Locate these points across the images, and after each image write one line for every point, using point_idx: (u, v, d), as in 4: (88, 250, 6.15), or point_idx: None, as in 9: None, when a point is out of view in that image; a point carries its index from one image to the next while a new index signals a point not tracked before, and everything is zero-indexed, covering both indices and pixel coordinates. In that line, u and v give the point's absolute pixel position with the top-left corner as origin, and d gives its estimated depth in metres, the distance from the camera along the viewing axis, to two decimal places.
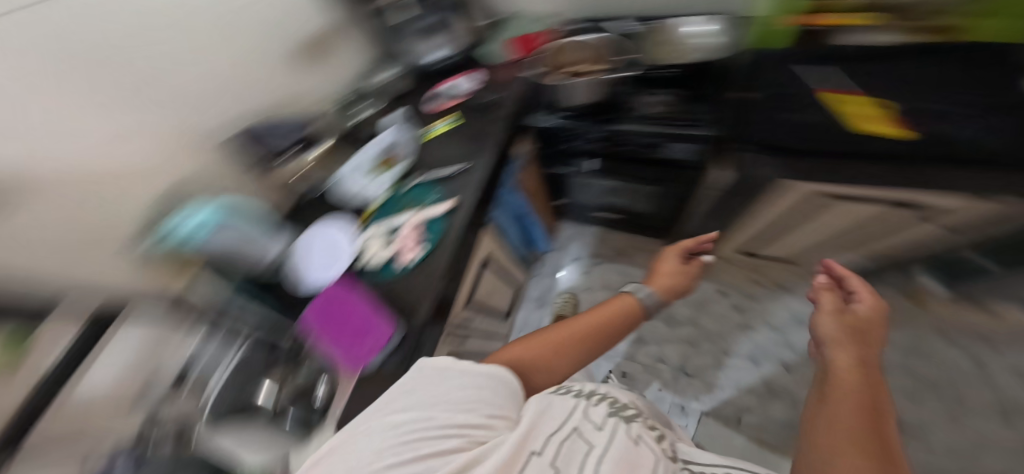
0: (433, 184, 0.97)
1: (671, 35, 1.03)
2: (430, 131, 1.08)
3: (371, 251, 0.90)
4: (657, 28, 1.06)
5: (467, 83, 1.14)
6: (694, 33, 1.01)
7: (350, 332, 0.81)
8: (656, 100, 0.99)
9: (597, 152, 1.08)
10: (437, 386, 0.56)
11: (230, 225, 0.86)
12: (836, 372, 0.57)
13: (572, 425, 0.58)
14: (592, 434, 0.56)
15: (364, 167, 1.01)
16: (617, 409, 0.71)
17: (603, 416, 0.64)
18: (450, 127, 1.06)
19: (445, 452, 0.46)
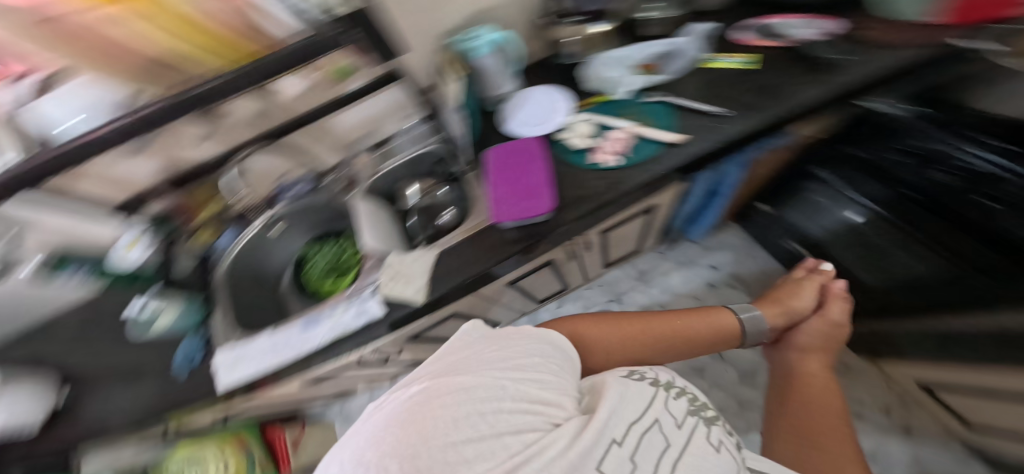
0: (675, 110, 0.85)
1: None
2: (725, 59, 0.89)
3: (575, 134, 0.87)
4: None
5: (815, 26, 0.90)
6: None
7: (515, 186, 0.81)
8: None
9: (954, 163, 0.84)
10: (488, 354, 0.55)
11: (501, 59, 0.94)
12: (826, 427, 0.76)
13: (650, 416, 0.52)
14: (665, 430, 0.51)
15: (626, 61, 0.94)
16: (692, 407, 0.62)
17: (678, 411, 0.58)
18: (741, 67, 0.88)
19: (523, 428, 0.43)
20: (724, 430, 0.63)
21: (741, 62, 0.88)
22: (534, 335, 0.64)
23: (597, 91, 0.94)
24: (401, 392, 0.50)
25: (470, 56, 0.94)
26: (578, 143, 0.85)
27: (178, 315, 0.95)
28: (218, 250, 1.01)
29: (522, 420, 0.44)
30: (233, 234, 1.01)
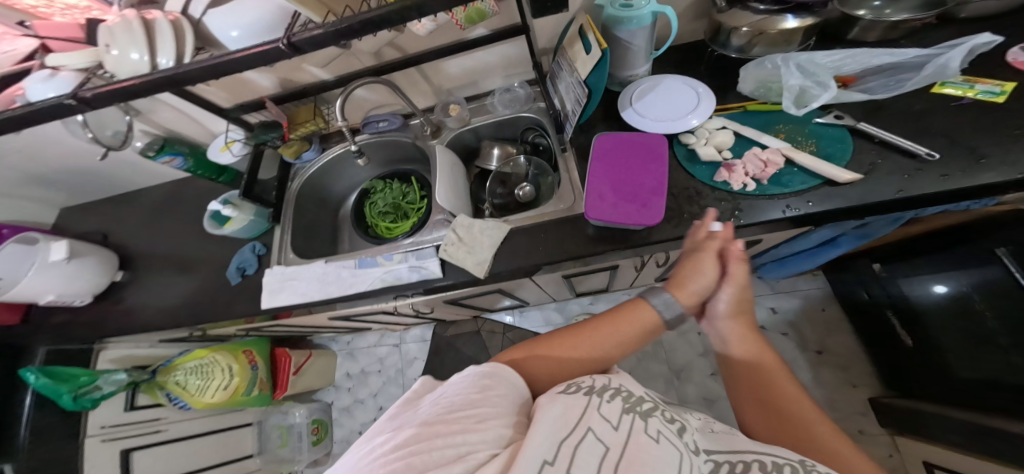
0: (837, 140, 0.76)
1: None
2: (969, 86, 0.75)
3: (701, 140, 0.83)
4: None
5: None
6: None
7: (621, 183, 0.76)
8: None
9: None
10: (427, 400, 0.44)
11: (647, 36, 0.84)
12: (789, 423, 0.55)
13: (586, 429, 0.39)
14: (606, 435, 0.38)
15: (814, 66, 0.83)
16: (630, 400, 0.45)
17: (610, 411, 0.42)
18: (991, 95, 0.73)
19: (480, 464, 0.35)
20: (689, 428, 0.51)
21: (983, 91, 0.73)
22: (488, 375, 0.48)
23: (755, 96, 0.87)
24: (370, 443, 0.41)
25: (615, 28, 0.84)
26: (705, 152, 0.80)
27: (249, 223, 0.98)
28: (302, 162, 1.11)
29: (457, 458, 0.35)
30: (315, 152, 1.10)
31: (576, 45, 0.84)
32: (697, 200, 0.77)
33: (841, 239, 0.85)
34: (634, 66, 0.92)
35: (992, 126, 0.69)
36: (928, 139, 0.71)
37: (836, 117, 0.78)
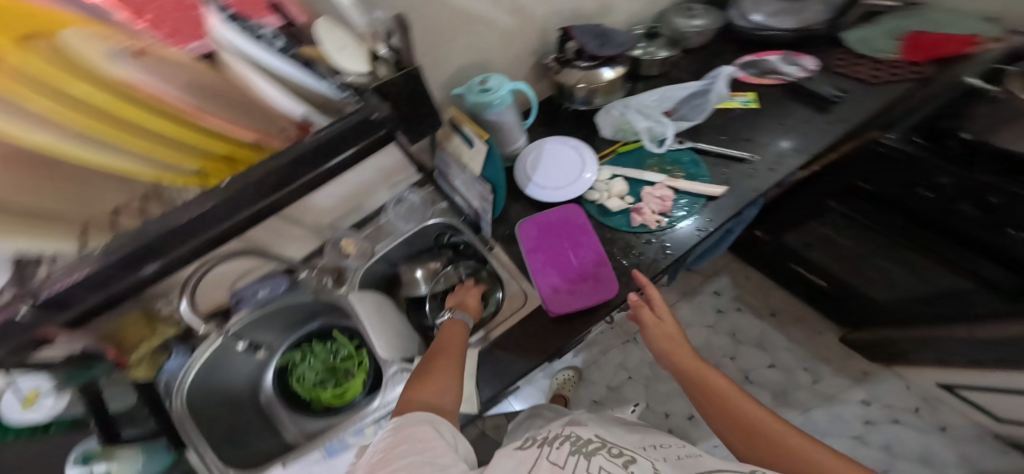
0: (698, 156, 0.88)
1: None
2: (732, 99, 0.95)
3: (608, 194, 0.88)
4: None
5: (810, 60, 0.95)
6: None
7: (567, 268, 0.80)
8: None
9: None
10: None
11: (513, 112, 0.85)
12: (717, 409, 0.61)
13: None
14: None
15: (643, 106, 0.95)
16: (580, 444, 0.52)
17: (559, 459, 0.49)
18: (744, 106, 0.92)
19: None
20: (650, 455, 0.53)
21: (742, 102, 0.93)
22: (400, 430, 0.52)
23: (618, 138, 0.95)
24: None
25: (481, 112, 0.83)
26: (614, 205, 0.86)
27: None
28: (166, 377, 0.76)
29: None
30: (183, 357, 0.77)
31: (455, 139, 0.83)
32: (634, 251, 0.82)
33: (733, 228, 0.99)
34: (512, 139, 0.92)
35: (790, 115, 0.89)
36: (741, 144, 0.88)
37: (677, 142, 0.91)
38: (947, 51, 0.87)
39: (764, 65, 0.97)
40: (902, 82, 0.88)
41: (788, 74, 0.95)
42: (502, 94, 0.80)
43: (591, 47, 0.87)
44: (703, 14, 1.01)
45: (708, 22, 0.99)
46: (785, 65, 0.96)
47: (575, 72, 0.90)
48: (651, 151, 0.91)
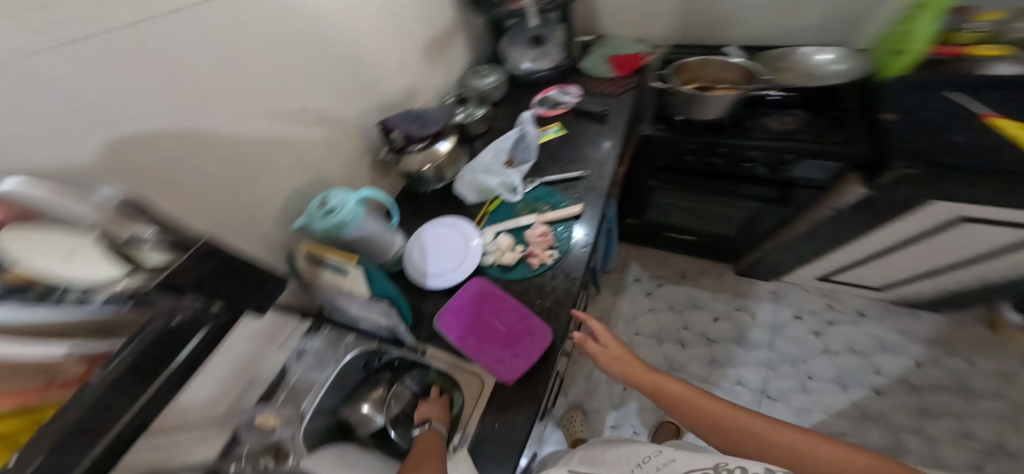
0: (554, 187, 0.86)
1: (789, 56, 0.87)
2: (544, 133, 0.93)
3: (499, 250, 0.79)
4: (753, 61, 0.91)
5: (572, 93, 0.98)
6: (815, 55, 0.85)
7: (500, 335, 0.71)
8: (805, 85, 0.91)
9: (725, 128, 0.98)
10: None
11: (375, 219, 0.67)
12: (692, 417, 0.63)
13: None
14: None
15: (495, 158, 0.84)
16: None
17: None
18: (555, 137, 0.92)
19: None
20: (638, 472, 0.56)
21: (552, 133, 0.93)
22: None
23: (485, 199, 0.85)
24: None
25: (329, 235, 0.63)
26: (510, 259, 0.77)
27: None
28: None
29: None
30: None
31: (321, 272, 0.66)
32: (548, 289, 0.75)
33: (611, 226, 1.05)
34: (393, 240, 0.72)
35: (600, 131, 0.91)
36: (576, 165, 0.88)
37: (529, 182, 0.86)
38: (635, 67, 0.98)
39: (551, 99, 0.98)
40: (626, 95, 0.95)
41: (567, 104, 0.96)
42: (346, 201, 0.60)
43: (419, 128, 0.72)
44: (492, 70, 0.99)
45: (500, 76, 0.97)
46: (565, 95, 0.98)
47: (417, 154, 0.75)
48: (514, 201, 0.84)
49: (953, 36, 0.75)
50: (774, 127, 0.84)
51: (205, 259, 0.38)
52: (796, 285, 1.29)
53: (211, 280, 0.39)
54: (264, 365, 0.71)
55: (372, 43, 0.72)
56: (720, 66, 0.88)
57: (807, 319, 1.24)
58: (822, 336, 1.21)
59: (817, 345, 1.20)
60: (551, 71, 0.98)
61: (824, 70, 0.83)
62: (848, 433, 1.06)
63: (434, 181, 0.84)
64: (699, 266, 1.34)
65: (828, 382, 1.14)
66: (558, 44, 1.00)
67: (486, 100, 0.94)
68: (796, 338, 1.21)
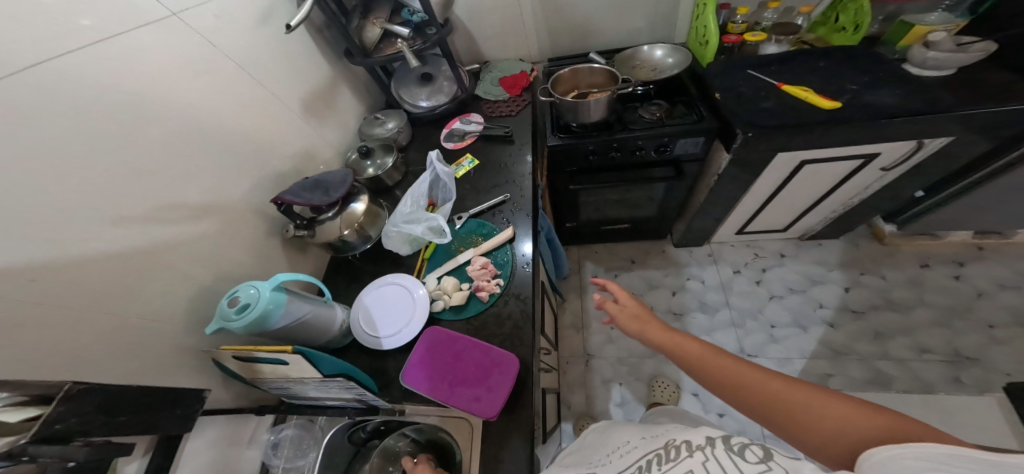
0: (485, 216, 0.86)
1: (637, 59, 1.08)
2: (460, 167, 0.94)
3: (446, 293, 0.76)
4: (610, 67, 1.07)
5: (475, 121, 1.01)
6: (653, 57, 1.08)
7: (469, 370, 0.67)
8: (666, 74, 1.05)
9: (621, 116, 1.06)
10: None
11: (300, 298, 0.63)
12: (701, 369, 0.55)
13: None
14: None
15: (414, 205, 0.80)
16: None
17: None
18: (471, 168, 0.94)
19: None
20: (607, 460, 0.62)
21: (467, 164, 0.95)
22: None
23: (419, 247, 0.81)
24: None
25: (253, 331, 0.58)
26: (460, 298, 0.75)
27: None
28: None
29: None
30: None
31: (257, 369, 0.58)
32: (506, 317, 0.74)
33: (551, 235, 1.07)
34: (331, 313, 0.69)
35: (513, 152, 0.95)
36: (500, 188, 0.90)
37: (459, 218, 0.85)
38: (525, 84, 1.06)
39: (457, 131, 1.01)
40: (525, 109, 1.02)
41: (474, 131, 0.99)
42: (260, 291, 0.57)
43: (322, 197, 0.68)
44: (391, 116, 0.99)
45: (400, 120, 0.97)
46: (469, 124, 1.01)
47: (333, 221, 0.73)
48: (447, 242, 0.81)
49: (731, 31, 1.13)
50: (647, 117, 1.01)
51: (73, 403, 0.38)
52: (723, 243, 1.42)
53: (122, 417, 0.42)
54: (239, 469, 0.60)
55: (244, 119, 0.70)
56: (588, 73, 0.99)
57: (744, 271, 1.36)
58: (763, 284, 1.33)
59: (763, 294, 1.31)
60: (451, 104, 1.01)
61: (664, 69, 1.07)
62: (833, 373, 1.14)
63: (359, 243, 0.79)
64: (642, 248, 1.41)
65: (788, 327, 1.24)
66: (447, 78, 1.03)
67: (392, 144, 0.92)
68: (745, 292, 1.31)
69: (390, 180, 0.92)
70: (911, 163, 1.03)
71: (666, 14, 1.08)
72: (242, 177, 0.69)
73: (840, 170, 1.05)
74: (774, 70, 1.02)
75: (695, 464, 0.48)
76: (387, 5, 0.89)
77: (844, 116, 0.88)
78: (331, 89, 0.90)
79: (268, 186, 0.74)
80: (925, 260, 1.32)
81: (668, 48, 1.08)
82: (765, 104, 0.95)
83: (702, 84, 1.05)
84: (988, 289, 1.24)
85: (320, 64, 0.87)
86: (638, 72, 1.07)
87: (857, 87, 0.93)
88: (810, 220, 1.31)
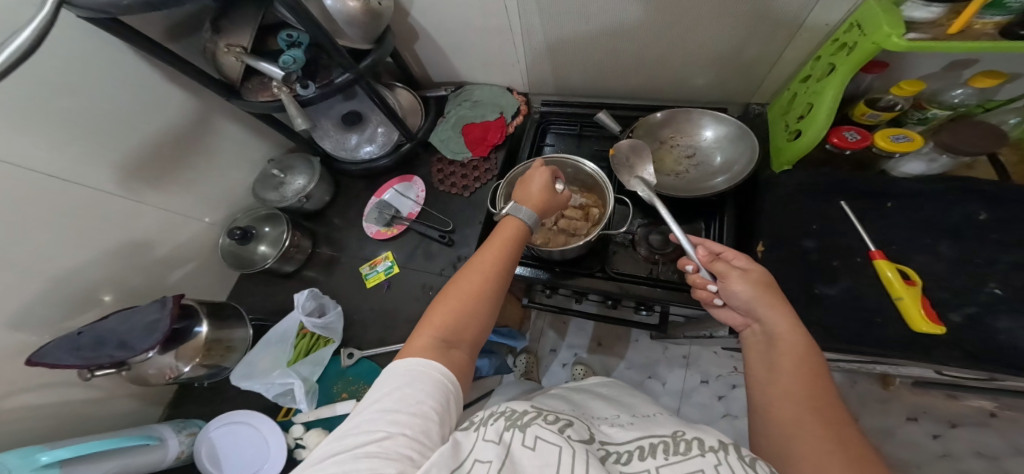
0: (381, 358, 0.75)
1: (668, 142, 0.76)
2: (375, 271, 0.82)
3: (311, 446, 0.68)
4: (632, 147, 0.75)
5: (409, 194, 0.88)
6: (701, 142, 0.74)
7: None
8: (716, 188, 0.68)
9: (606, 237, 0.77)
10: (397, 400, 0.41)
11: (97, 462, 0.57)
12: (788, 356, 0.43)
13: (471, 463, 0.37)
14: None
15: (285, 347, 0.74)
16: (516, 415, 0.41)
17: (518, 406, 0.44)
18: (385, 275, 0.81)
19: (376, 443, 0.37)
20: (389, 423, 0.39)
21: (386, 270, 0.82)
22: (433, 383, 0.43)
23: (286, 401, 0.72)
24: None
25: None
26: None
27: None
28: None
29: None
30: None
31: None
32: None
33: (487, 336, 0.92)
34: (159, 453, 0.65)
35: None
36: None
37: (348, 355, 0.75)
38: (497, 140, 0.88)
39: (387, 209, 0.86)
40: (486, 187, 0.86)
41: (406, 215, 0.85)
42: (13, 467, 0.50)
43: (125, 348, 0.54)
44: (296, 170, 0.85)
45: (309, 176, 0.84)
46: (400, 200, 0.87)
47: (161, 357, 0.63)
48: (312, 403, 0.72)
49: (858, 119, 0.60)
50: (640, 254, 0.76)
51: None
52: (707, 346, 1.14)
53: None
54: None
55: None
56: (629, 151, 0.73)
57: (712, 383, 1.11)
58: (723, 401, 1.08)
59: (717, 411, 1.07)
60: (390, 158, 0.86)
61: (710, 165, 0.72)
62: None
63: (210, 371, 0.70)
64: (615, 330, 1.21)
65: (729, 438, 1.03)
66: (381, 123, 0.87)
67: (277, 214, 0.80)
68: (700, 405, 1.08)
69: (291, 264, 0.81)
70: (979, 380, 0.63)
71: (724, 70, 0.74)
72: (19, 300, 0.56)
73: (932, 373, 0.68)
74: (887, 206, 0.59)
75: (705, 466, 0.34)
76: (250, 23, 0.63)
77: (998, 345, 0.48)
78: (197, 129, 0.74)
79: (73, 299, 0.62)
80: (914, 410, 0.96)
81: (724, 130, 0.72)
82: (824, 292, 0.56)
83: (754, 206, 0.68)
84: (960, 456, 0.91)
85: (158, 94, 0.66)
86: (669, 164, 0.75)
87: (1002, 293, 0.50)
88: (864, 372, 0.94)
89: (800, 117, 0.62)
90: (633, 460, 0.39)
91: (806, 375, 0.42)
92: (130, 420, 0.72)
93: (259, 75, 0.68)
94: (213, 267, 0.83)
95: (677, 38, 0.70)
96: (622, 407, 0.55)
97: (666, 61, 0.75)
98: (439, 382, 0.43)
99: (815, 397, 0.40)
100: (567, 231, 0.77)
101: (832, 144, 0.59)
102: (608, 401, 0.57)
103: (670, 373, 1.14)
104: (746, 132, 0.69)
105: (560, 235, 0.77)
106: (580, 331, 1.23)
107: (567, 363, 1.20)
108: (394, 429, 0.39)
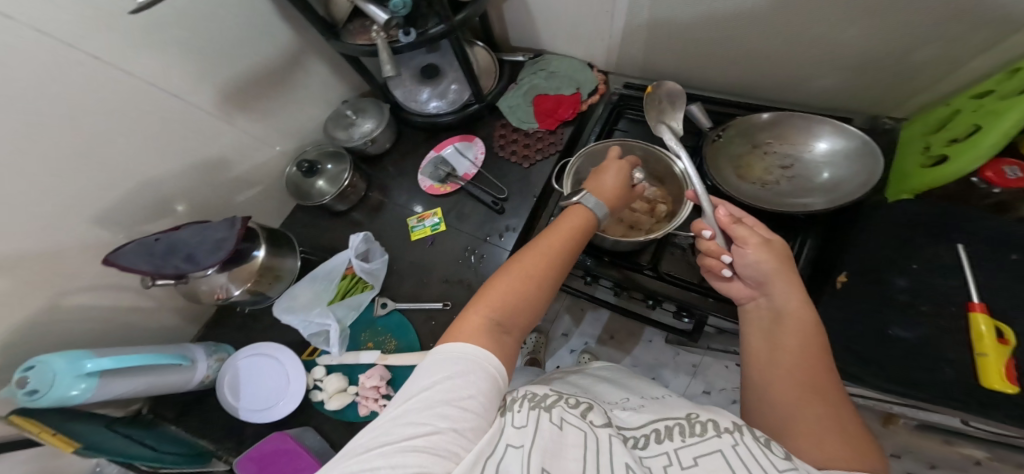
0: (410, 316, 0.72)
1: (771, 147, 0.70)
2: (421, 225, 0.79)
3: (328, 392, 0.67)
4: (719, 144, 0.70)
5: (467, 154, 0.83)
6: (813, 153, 0.67)
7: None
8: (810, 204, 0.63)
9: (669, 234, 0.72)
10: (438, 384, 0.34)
11: (131, 374, 0.56)
12: (795, 331, 0.40)
13: (503, 449, 0.33)
14: None
15: (325, 289, 0.72)
16: (539, 399, 0.38)
17: (538, 391, 0.40)
18: (430, 231, 0.78)
19: (419, 437, 0.31)
20: (437, 415, 0.32)
21: (432, 226, 0.78)
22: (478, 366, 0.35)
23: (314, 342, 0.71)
24: None
25: (57, 410, 0.52)
26: (338, 403, 0.66)
27: None
28: None
29: None
30: None
31: (82, 424, 0.54)
32: None
33: None
34: (187, 376, 0.64)
35: None
36: None
37: (381, 305, 0.73)
38: (566, 115, 0.83)
39: (444, 166, 0.81)
40: (547, 161, 0.80)
41: (462, 174, 0.81)
42: (59, 371, 0.49)
43: (192, 261, 0.52)
44: (367, 113, 0.81)
45: (377, 121, 0.80)
46: (460, 159, 0.83)
47: (216, 276, 0.61)
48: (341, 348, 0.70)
49: None
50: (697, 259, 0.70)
51: None
52: (719, 359, 1.09)
53: None
54: None
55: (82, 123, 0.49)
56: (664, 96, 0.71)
57: (713, 395, 1.06)
58: None
59: None
60: (455, 116, 0.81)
61: (813, 178, 0.66)
62: None
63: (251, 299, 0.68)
64: (629, 326, 1.17)
65: None
66: (456, 81, 0.83)
67: (343, 153, 0.77)
68: None
69: (344, 204, 0.79)
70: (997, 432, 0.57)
71: (858, 79, 0.67)
72: (99, 204, 0.54)
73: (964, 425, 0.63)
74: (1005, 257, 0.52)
75: (722, 447, 0.30)
76: None
77: None
78: (285, 60, 0.70)
79: (148, 208, 0.60)
80: (898, 447, 0.90)
81: (845, 145, 0.64)
82: (896, 335, 0.52)
83: (850, 231, 0.62)
84: None
85: (256, 17, 0.62)
86: (760, 170, 0.69)
87: None
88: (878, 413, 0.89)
89: (950, 142, 0.55)
90: (648, 446, 0.34)
91: (806, 354, 0.38)
92: (167, 337, 0.71)
93: (363, 19, 0.65)
94: (277, 197, 0.81)
95: (814, 37, 0.63)
96: (629, 391, 0.50)
97: (789, 58, 0.68)
98: (491, 369, 0.36)
99: (821, 380, 0.36)
100: (632, 224, 0.72)
101: (983, 177, 0.53)
102: (613, 384, 0.53)
103: (673, 377, 1.10)
104: (871, 146, 0.61)
105: (626, 225, 0.72)
106: (595, 321, 1.19)
107: (573, 350, 1.16)
108: (444, 422, 0.32)
